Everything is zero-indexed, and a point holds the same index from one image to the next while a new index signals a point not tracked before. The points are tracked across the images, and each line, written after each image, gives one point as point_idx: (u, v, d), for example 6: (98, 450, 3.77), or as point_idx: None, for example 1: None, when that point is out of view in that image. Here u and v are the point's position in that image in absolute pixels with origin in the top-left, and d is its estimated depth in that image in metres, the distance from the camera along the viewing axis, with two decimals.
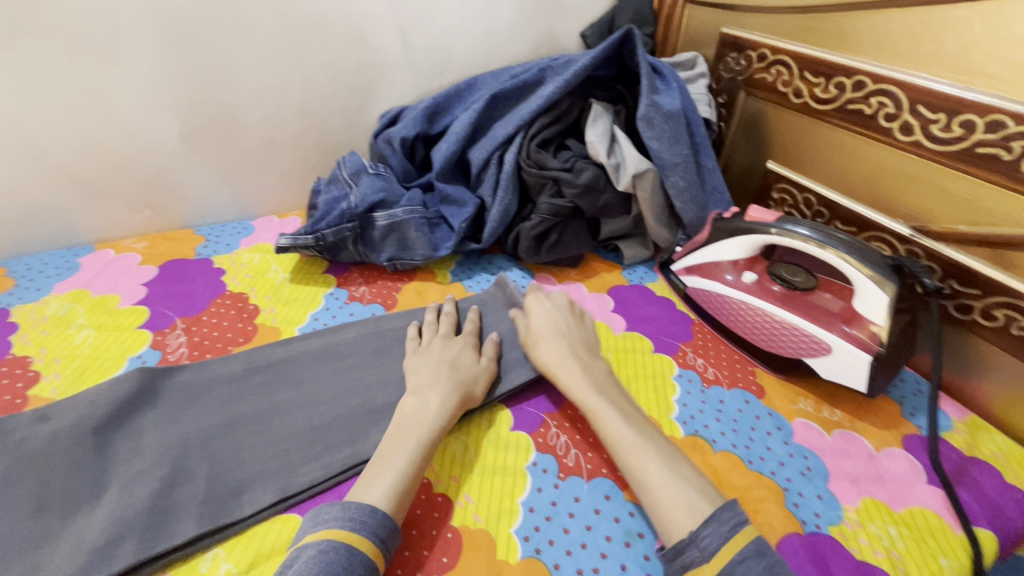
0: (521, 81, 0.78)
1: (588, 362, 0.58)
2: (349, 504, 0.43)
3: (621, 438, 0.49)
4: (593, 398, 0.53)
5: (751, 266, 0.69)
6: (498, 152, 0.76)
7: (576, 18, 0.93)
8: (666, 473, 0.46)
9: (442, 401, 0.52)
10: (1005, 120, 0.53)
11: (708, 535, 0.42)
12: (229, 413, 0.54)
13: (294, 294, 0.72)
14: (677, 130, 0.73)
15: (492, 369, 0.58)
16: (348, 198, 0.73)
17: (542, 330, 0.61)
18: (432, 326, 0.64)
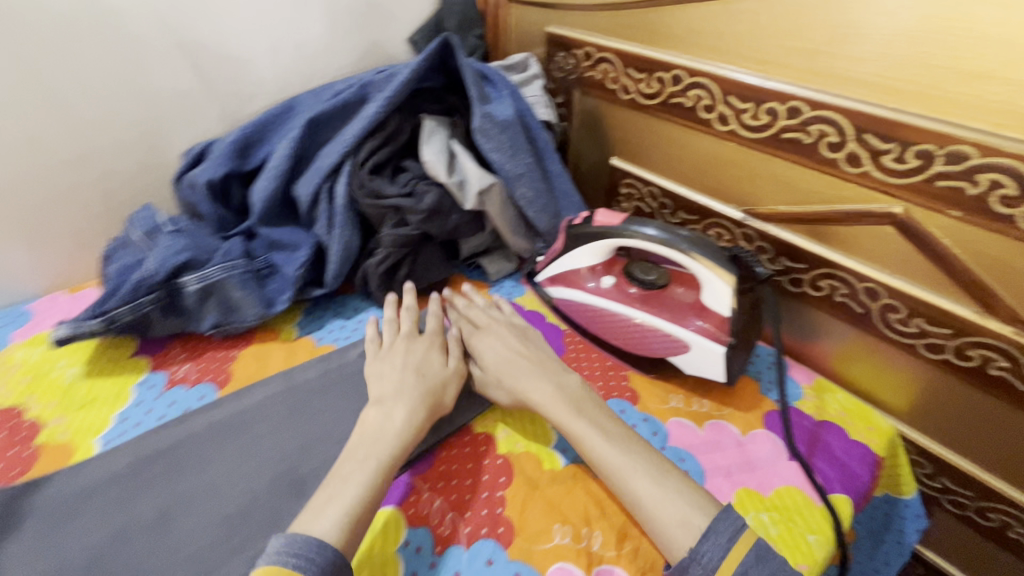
0: (340, 100, 0.69)
1: (561, 381, 0.55)
2: (295, 538, 0.41)
3: (611, 462, 0.48)
4: (574, 423, 0.51)
5: (609, 270, 0.68)
6: (327, 184, 0.67)
7: (397, 25, 0.86)
8: (660, 495, 0.46)
9: (407, 414, 0.50)
10: (800, 107, 0.56)
11: (709, 551, 0.42)
12: (118, 522, 0.46)
13: (99, 389, 0.59)
14: (515, 139, 0.69)
15: (463, 370, 0.58)
16: (142, 265, 0.59)
17: (490, 358, 0.58)
18: (392, 325, 0.62)
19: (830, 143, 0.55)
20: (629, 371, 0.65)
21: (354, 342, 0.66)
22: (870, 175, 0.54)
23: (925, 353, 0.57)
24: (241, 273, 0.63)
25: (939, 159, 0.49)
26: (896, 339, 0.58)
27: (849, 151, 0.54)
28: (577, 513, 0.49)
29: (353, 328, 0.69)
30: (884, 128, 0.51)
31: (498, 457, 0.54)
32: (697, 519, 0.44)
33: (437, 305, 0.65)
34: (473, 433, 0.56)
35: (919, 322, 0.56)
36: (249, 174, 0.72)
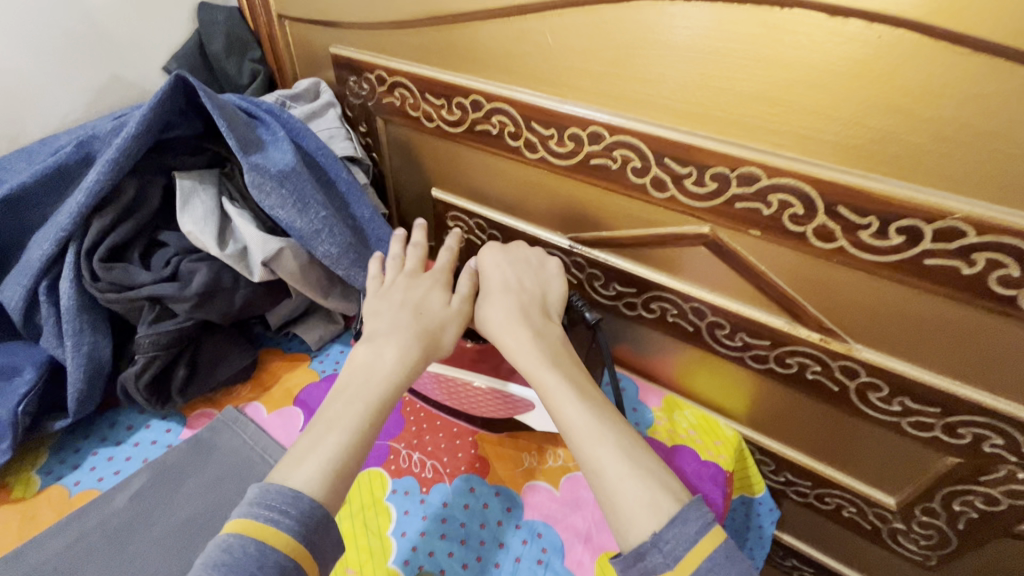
0: (49, 167, 0.52)
1: (542, 328, 0.51)
2: (273, 488, 0.39)
3: (578, 422, 0.44)
4: (544, 372, 0.47)
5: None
6: (46, 282, 0.51)
7: (143, 53, 0.69)
8: (624, 474, 0.41)
9: (400, 353, 0.46)
10: (600, 132, 0.52)
11: (671, 539, 0.37)
12: None
13: None
14: (302, 190, 0.58)
15: (466, 311, 0.53)
16: None
17: (484, 294, 0.53)
18: (396, 260, 0.55)
19: (635, 168, 0.52)
20: (477, 434, 0.59)
21: (124, 480, 0.51)
22: (677, 199, 0.52)
23: (754, 365, 0.57)
24: None
25: (734, 180, 0.47)
26: (727, 353, 0.58)
27: (654, 176, 0.52)
28: None
29: (123, 459, 0.54)
30: (681, 152, 0.49)
31: None
32: (667, 509, 0.39)
33: (420, 234, 0.58)
34: None
35: (743, 336, 0.56)
36: None
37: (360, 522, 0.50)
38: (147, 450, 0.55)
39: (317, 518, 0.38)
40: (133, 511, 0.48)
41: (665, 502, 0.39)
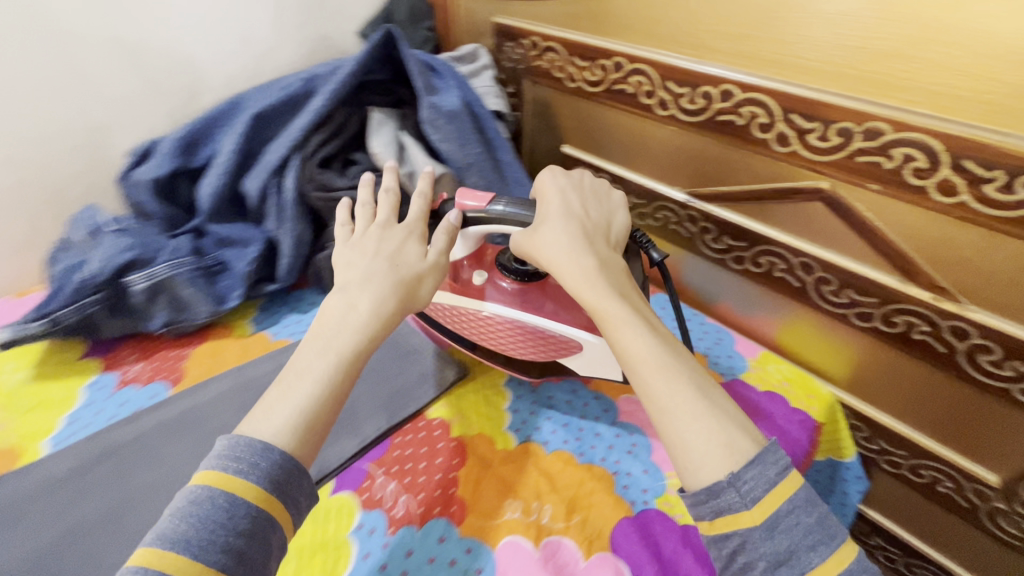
0: (287, 94, 0.69)
1: (606, 264, 0.50)
2: (242, 441, 0.38)
3: (646, 353, 0.43)
4: (609, 305, 0.47)
5: (476, 266, 0.62)
6: (275, 179, 0.67)
7: (346, 18, 0.86)
8: (696, 408, 0.40)
9: (374, 305, 0.46)
10: (732, 90, 0.58)
11: (751, 479, 0.37)
12: (66, 523, 0.46)
13: (45, 393, 0.58)
14: (463, 129, 0.70)
15: (440, 264, 0.53)
16: (86, 265, 0.59)
17: (549, 228, 0.53)
18: (365, 214, 0.56)
19: (761, 124, 0.58)
20: None
21: None
22: (799, 153, 0.56)
23: (857, 323, 0.60)
24: (190, 270, 0.63)
25: (858, 135, 0.51)
26: (829, 309, 0.61)
27: (778, 132, 0.57)
28: (528, 492, 0.51)
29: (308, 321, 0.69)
30: (809, 108, 0.53)
31: (452, 440, 0.55)
32: (745, 447, 0.38)
33: (426, 184, 0.60)
34: (427, 418, 0.58)
35: (849, 293, 0.59)
36: (197, 172, 0.71)
37: (482, 396, 0.60)
38: None
39: (284, 469, 0.38)
40: None
41: (740, 440, 0.39)
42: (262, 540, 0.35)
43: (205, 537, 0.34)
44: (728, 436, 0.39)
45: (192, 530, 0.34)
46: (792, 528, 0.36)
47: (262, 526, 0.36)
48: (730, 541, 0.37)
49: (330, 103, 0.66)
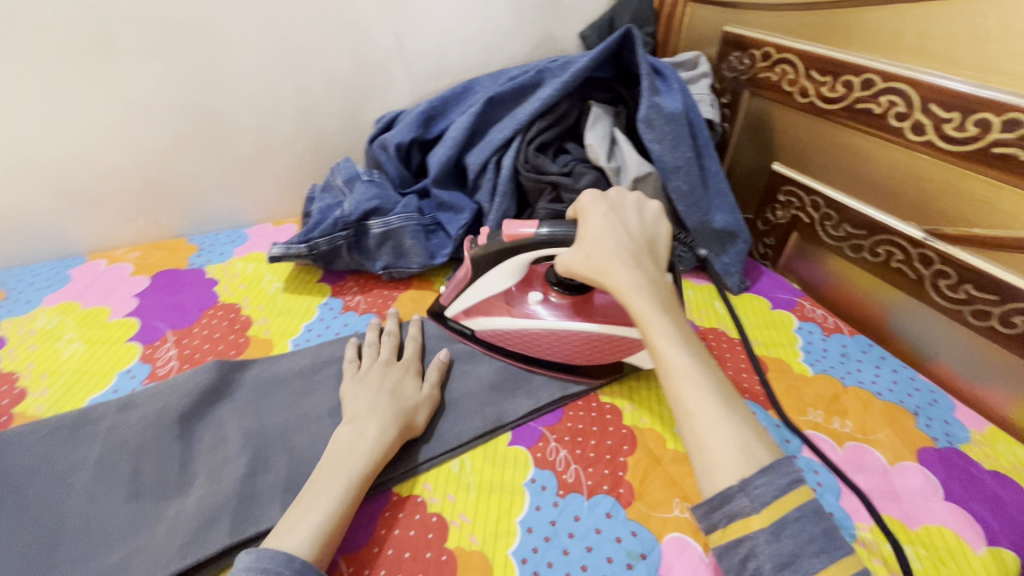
0: (518, 82, 0.75)
1: (643, 269, 0.49)
2: (264, 552, 0.39)
3: (675, 362, 0.44)
4: (651, 314, 0.46)
5: (527, 288, 0.63)
6: (495, 157, 0.74)
7: (574, 19, 0.91)
8: (725, 415, 0.41)
9: (379, 432, 0.49)
10: (1019, 119, 0.50)
11: (762, 486, 0.37)
12: (300, 408, 0.56)
13: (290, 302, 0.71)
14: (678, 133, 0.70)
15: (435, 395, 0.56)
16: (341, 206, 0.71)
17: (593, 232, 0.51)
18: (371, 350, 0.60)
19: None
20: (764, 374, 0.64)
21: None
22: None
23: None
24: (415, 224, 0.72)
25: None
26: None
27: None
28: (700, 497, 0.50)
29: None
30: None
31: (623, 427, 0.56)
32: (761, 456, 0.39)
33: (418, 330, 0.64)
34: (600, 401, 0.59)
35: None
36: (428, 142, 0.81)
37: (654, 392, 0.61)
38: None
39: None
40: None
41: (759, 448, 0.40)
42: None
43: None
44: (748, 445, 0.39)
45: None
46: (798, 533, 0.37)
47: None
48: (741, 546, 0.37)
49: (557, 94, 0.71)
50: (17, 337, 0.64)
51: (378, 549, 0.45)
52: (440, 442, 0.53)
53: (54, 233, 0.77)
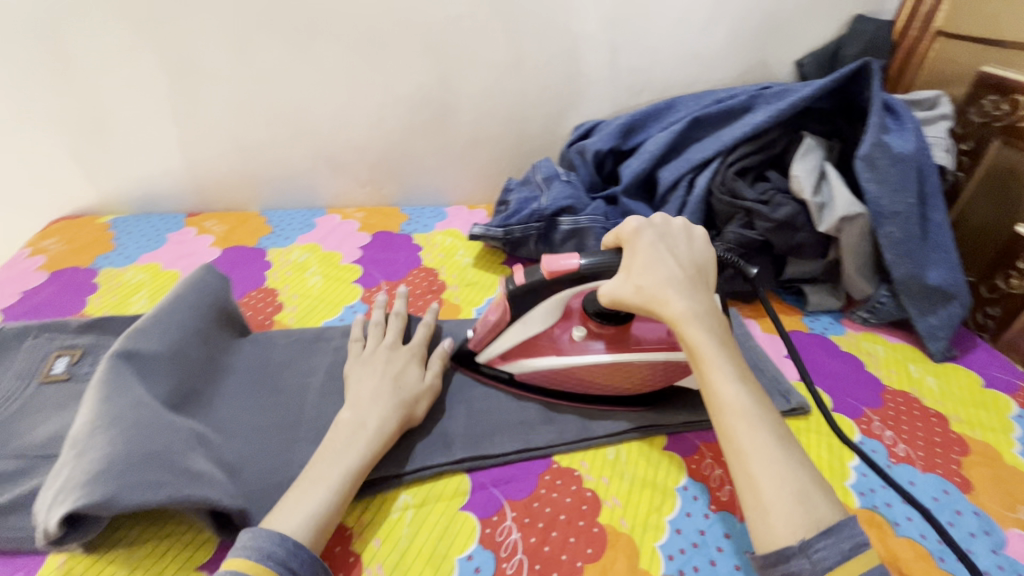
0: (727, 106, 0.76)
1: (695, 303, 0.49)
2: (260, 532, 0.42)
3: (735, 403, 0.44)
4: (708, 350, 0.47)
5: (567, 322, 0.60)
6: (690, 175, 0.75)
7: (795, 45, 0.88)
8: (787, 463, 0.41)
9: (381, 422, 0.51)
10: None
11: (824, 548, 0.37)
12: None
13: (477, 277, 0.81)
14: (903, 176, 0.65)
15: (436, 386, 0.58)
16: (538, 200, 0.78)
17: (645, 256, 0.52)
18: (377, 332, 0.61)
19: None
20: (962, 455, 0.57)
21: None
22: None
23: None
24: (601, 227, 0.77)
25: None
26: None
27: None
28: None
29: None
30: None
31: None
32: (824, 514, 0.39)
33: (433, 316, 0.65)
34: None
35: None
36: (623, 153, 0.85)
37: (825, 441, 0.59)
38: None
39: (300, 558, 0.41)
40: None
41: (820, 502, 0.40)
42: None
43: None
44: (808, 497, 0.39)
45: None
46: None
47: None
48: None
49: (769, 121, 0.70)
50: (280, 262, 0.82)
51: (537, 504, 0.50)
52: (600, 427, 0.57)
53: (308, 187, 0.95)
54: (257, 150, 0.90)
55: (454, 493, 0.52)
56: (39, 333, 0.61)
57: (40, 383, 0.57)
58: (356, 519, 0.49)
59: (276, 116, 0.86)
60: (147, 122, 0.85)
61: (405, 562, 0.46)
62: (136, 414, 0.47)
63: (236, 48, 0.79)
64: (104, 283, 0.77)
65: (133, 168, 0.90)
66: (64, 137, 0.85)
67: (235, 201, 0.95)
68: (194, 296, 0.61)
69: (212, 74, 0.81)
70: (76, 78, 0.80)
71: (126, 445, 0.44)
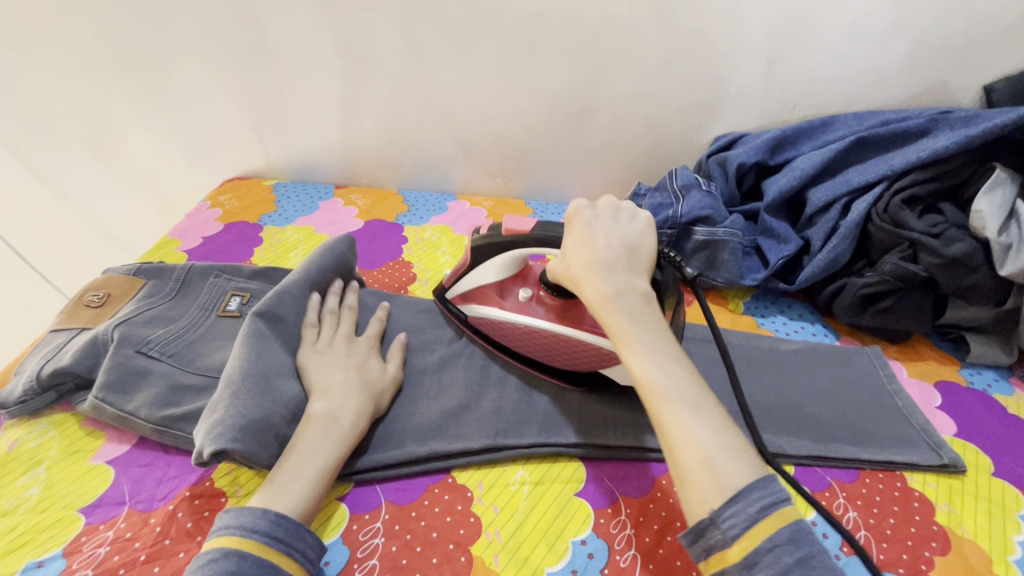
0: (900, 128, 0.70)
1: (615, 277, 0.48)
2: (240, 510, 0.43)
3: (649, 379, 0.43)
4: (622, 326, 0.46)
5: (520, 284, 0.63)
6: (847, 198, 0.71)
7: (986, 67, 0.79)
8: (698, 434, 0.40)
9: (357, 408, 0.52)
10: None
11: (732, 518, 0.37)
12: None
13: None
14: None
15: (399, 376, 0.59)
16: (673, 207, 0.77)
17: (572, 245, 0.51)
18: (333, 321, 0.61)
19: None
20: None
21: (791, 339, 0.70)
22: None
23: None
24: (737, 242, 0.74)
25: None
26: None
27: None
28: None
29: (794, 328, 0.73)
30: None
31: (934, 523, 0.52)
32: (731, 481, 0.38)
33: (382, 312, 0.65)
34: (906, 483, 0.56)
35: None
36: (767, 168, 0.81)
37: (983, 507, 0.54)
38: (810, 336, 0.72)
39: (284, 527, 0.43)
40: (799, 363, 0.67)
41: (727, 469, 0.39)
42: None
43: None
44: (717, 463, 0.39)
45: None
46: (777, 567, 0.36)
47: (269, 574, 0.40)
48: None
49: (953, 147, 0.64)
50: (414, 239, 0.87)
51: (653, 506, 0.51)
52: None
53: (443, 172, 1.01)
54: (404, 133, 0.96)
55: (568, 480, 0.53)
56: (218, 274, 0.68)
57: (217, 317, 0.63)
58: (476, 483, 0.52)
59: (426, 105, 0.92)
60: (316, 99, 0.94)
61: (522, 534, 0.48)
62: (266, 376, 0.51)
63: (404, 38, 0.85)
64: (267, 238, 0.86)
65: (297, 138, 1.00)
66: (247, 107, 0.96)
67: (377, 177, 1.03)
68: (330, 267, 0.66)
69: (379, 61, 0.87)
70: (263, 58, 0.90)
71: (257, 411, 0.49)
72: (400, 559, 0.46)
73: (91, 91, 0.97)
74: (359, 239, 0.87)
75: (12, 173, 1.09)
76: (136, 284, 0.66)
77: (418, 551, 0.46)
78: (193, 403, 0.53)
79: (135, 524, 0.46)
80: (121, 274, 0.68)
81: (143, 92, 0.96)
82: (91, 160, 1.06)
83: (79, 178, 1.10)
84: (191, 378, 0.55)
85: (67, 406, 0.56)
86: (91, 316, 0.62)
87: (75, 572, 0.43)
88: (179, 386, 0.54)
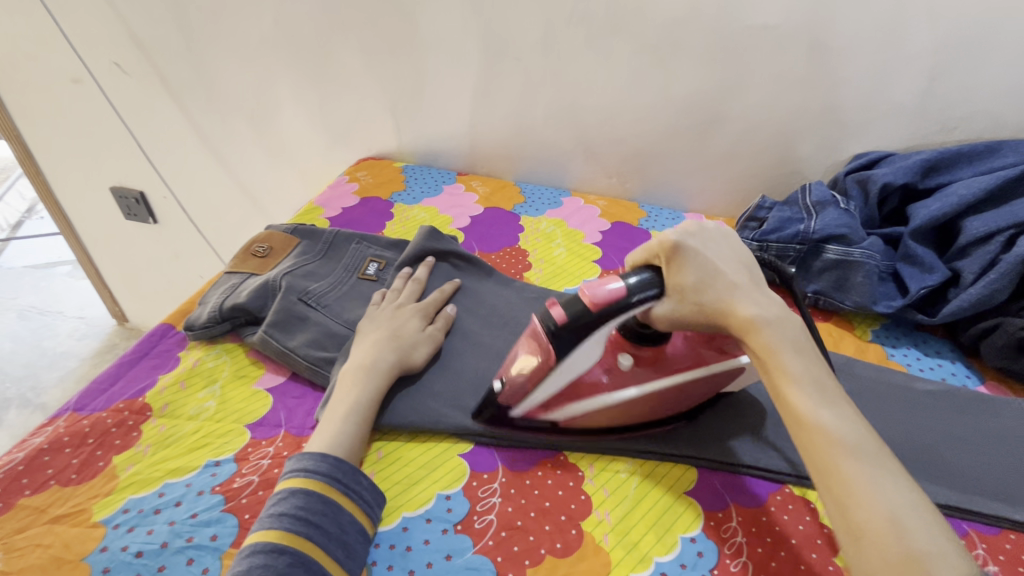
0: None
1: (780, 313, 0.47)
2: (304, 455, 0.48)
3: (821, 419, 0.41)
4: (787, 358, 0.44)
5: (612, 352, 0.54)
6: (1011, 231, 0.65)
7: None
8: (879, 487, 0.38)
9: (390, 369, 0.55)
10: None
11: None
12: None
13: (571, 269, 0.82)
14: None
15: (439, 340, 0.61)
16: (805, 222, 0.74)
17: (694, 276, 0.48)
18: (393, 292, 0.65)
19: None
20: None
21: (926, 378, 0.65)
22: None
23: None
24: (874, 265, 0.70)
25: None
26: None
27: None
28: None
29: (930, 365, 0.68)
30: None
31: None
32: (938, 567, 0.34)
33: (447, 285, 0.68)
34: None
35: None
36: (915, 192, 0.76)
37: None
38: (949, 376, 0.66)
39: (341, 470, 0.47)
40: (937, 405, 0.62)
41: (915, 531, 0.36)
42: (335, 521, 0.44)
43: (306, 521, 0.43)
44: (901, 521, 0.36)
45: (291, 516, 0.44)
46: None
47: (332, 511, 0.45)
48: None
49: None
50: (530, 229, 0.91)
51: (766, 520, 0.50)
52: None
53: (560, 167, 1.04)
54: (530, 128, 1.00)
55: (677, 478, 0.53)
56: (360, 241, 0.74)
57: (358, 279, 0.69)
58: (587, 466, 0.54)
59: (555, 102, 0.95)
60: (452, 91, 1.00)
61: (631, 519, 0.49)
62: (345, 350, 0.59)
63: (544, 36, 0.88)
64: (397, 214, 0.93)
65: (429, 124, 1.07)
66: (389, 94, 1.05)
67: (497, 168, 1.09)
68: (430, 252, 0.72)
69: (517, 57, 0.92)
70: (410, 49, 0.97)
71: (336, 381, 0.56)
72: (515, 520, 0.49)
73: (261, 72, 1.10)
74: (481, 223, 0.91)
75: (185, 138, 1.26)
76: (293, 241, 0.73)
77: (533, 515, 0.49)
78: (340, 348, 0.60)
79: (290, 445, 0.53)
80: (281, 231, 0.75)
81: (301, 72, 1.07)
82: (249, 132, 1.21)
83: (237, 147, 1.24)
84: (339, 327, 0.62)
85: (236, 337, 0.64)
86: (257, 264, 0.71)
87: (244, 475, 0.50)
88: (329, 333, 0.61)
